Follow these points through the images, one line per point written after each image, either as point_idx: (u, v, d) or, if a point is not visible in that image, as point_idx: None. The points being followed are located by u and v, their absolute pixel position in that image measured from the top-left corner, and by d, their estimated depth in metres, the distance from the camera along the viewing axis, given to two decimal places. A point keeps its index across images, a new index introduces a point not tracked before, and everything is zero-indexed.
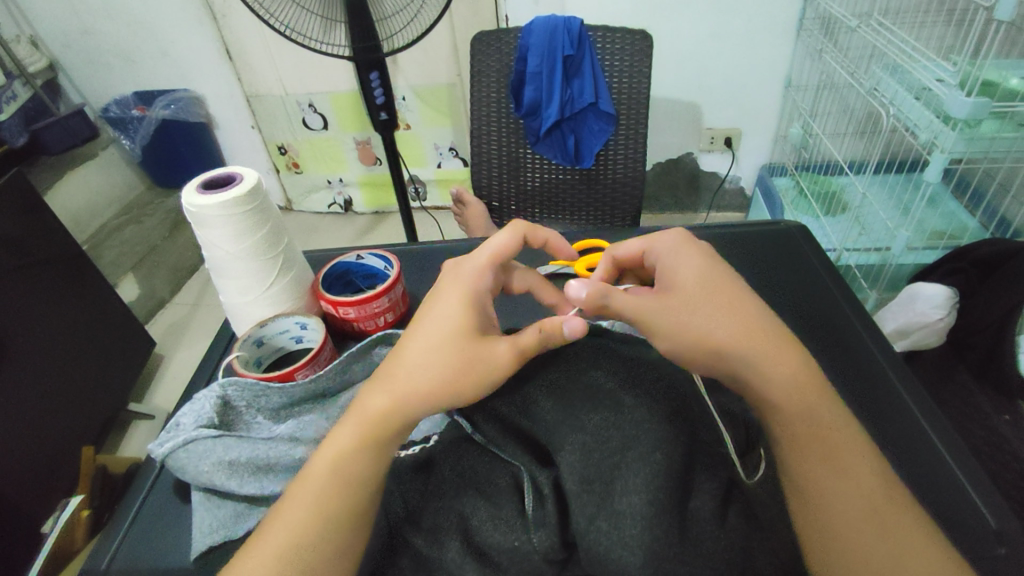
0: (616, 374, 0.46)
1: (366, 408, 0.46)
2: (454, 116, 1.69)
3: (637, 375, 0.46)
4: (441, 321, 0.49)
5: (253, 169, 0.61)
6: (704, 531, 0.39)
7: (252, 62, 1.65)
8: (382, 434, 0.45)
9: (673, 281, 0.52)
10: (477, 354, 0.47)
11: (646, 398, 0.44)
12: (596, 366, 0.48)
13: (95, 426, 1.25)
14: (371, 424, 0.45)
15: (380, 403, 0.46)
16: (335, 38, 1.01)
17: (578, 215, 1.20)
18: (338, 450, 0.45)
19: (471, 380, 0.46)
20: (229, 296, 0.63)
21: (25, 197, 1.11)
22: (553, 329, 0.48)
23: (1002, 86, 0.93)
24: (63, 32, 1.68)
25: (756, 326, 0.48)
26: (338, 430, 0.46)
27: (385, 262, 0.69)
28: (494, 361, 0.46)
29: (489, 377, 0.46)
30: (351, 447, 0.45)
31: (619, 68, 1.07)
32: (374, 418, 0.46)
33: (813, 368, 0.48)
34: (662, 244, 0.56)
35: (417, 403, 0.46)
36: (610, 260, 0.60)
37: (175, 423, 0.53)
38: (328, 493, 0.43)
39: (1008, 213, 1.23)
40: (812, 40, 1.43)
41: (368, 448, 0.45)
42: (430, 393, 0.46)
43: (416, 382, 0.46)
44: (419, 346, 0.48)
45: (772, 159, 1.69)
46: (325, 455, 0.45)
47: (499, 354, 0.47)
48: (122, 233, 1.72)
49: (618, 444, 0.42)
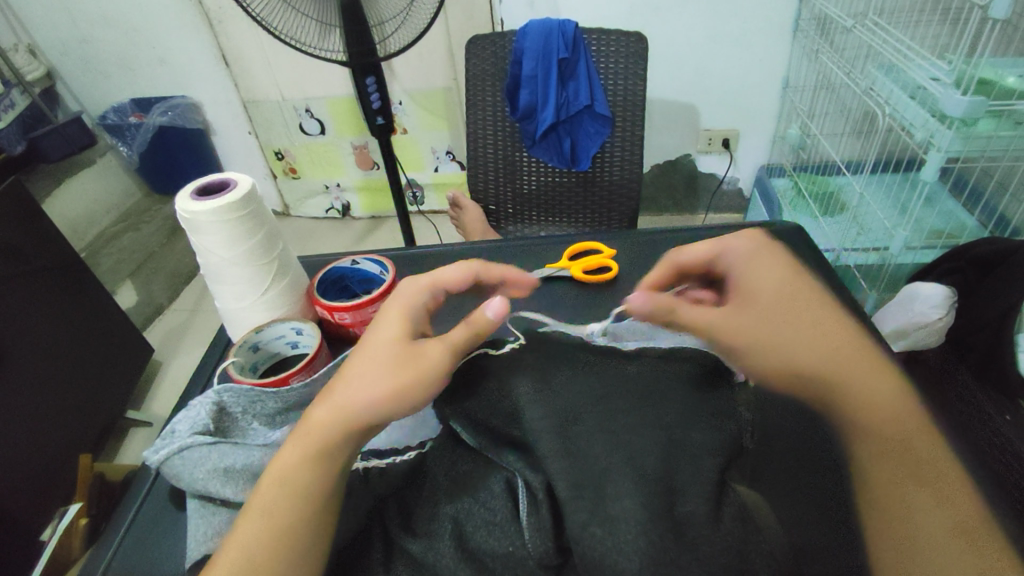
0: (600, 380, 0.49)
1: (311, 424, 0.46)
2: (451, 120, 1.69)
3: (631, 385, 0.48)
4: (378, 332, 0.50)
5: (247, 175, 0.61)
6: (700, 534, 0.39)
7: (249, 68, 1.65)
8: (327, 444, 0.45)
9: (749, 286, 0.54)
10: (417, 356, 0.48)
11: (632, 403, 0.46)
12: (582, 372, 0.50)
13: (93, 433, 1.25)
14: (315, 439, 0.45)
15: (323, 417, 0.46)
16: (330, 44, 1.00)
17: (575, 218, 1.20)
18: (283, 470, 0.45)
19: (414, 379, 0.47)
20: (224, 302, 0.63)
21: (23, 204, 1.11)
22: (481, 318, 0.51)
23: (998, 85, 0.93)
24: (60, 41, 1.68)
25: (829, 330, 0.50)
26: (283, 451, 0.46)
27: (380, 267, 0.69)
28: (432, 361, 0.48)
29: (429, 375, 0.48)
30: (295, 465, 0.44)
31: (614, 70, 1.07)
32: (317, 429, 0.46)
33: (870, 387, 0.46)
34: (736, 249, 0.58)
35: (360, 408, 0.46)
36: (672, 266, 0.62)
37: (170, 430, 0.53)
38: (275, 512, 0.43)
39: (1007, 211, 1.22)
40: (808, 41, 1.43)
41: (314, 457, 0.45)
42: (374, 401, 0.46)
43: (357, 388, 0.47)
44: (363, 359, 0.49)
45: (770, 160, 1.69)
46: (272, 474, 0.45)
47: (437, 354, 0.49)
48: (121, 240, 1.74)
49: (603, 447, 0.43)
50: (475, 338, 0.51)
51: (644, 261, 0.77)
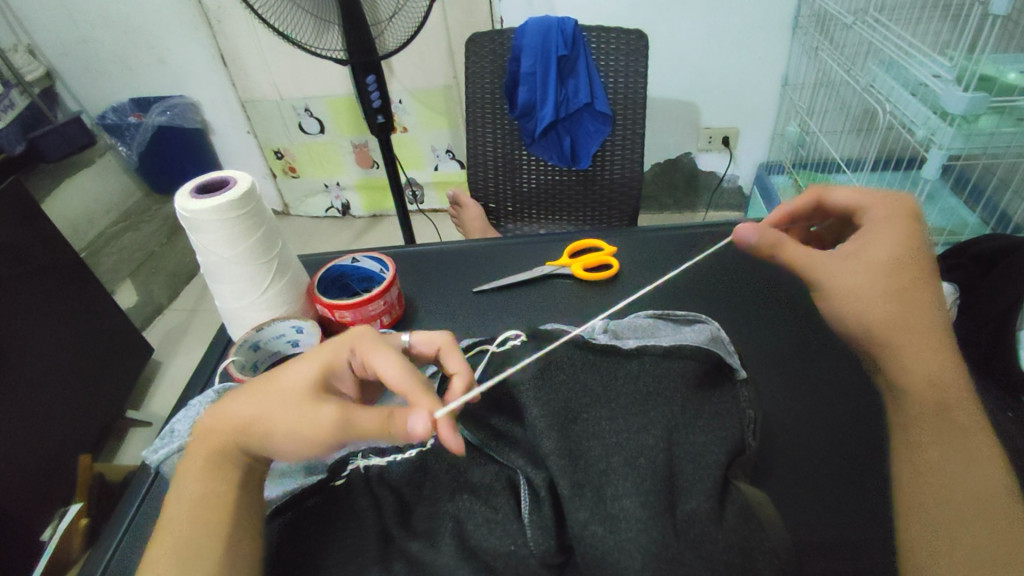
0: (596, 379, 0.49)
1: (206, 431, 0.47)
2: (451, 118, 1.69)
3: (622, 388, 0.48)
4: (292, 373, 0.48)
5: (246, 173, 0.61)
6: (702, 532, 0.39)
7: (248, 67, 1.65)
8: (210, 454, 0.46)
9: (865, 245, 0.56)
10: (307, 414, 0.46)
11: (631, 406, 0.46)
12: (574, 377, 0.49)
13: (94, 433, 1.25)
14: (207, 450, 0.46)
15: (215, 431, 0.47)
16: (329, 42, 1.00)
17: (574, 215, 1.19)
18: (183, 472, 0.46)
19: (292, 434, 0.46)
20: (224, 300, 0.63)
21: (24, 204, 1.11)
22: (399, 424, 0.45)
23: (1000, 81, 0.92)
24: (59, 41, 1.68)
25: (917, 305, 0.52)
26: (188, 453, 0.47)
27: (380, 265, 0.69)
28: (317, 422, 0.46)
29: (310, 437, 0.46)
30: (188, 469, 0.46)
31: (614, 68, 1.07)
32: (207, 440, 0.47)
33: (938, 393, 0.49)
34: (879, 208, 0.58)
35: (246, 432, 0.46)
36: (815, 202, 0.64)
37: (171, 429, 0.52)
38: (168, 513, 0.45)
39: (1009, 208, 1.23)
40: (808, 38, 1.42)
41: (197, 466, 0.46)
42: (255, 434, 0.46)
43: (248, 414, 0.47)
44: (268, 384, 0.48)
45: (769, 158, 1.69)
46: (177, 475, 0.47)
47: (323, 420, 0.45)
48: (121, 240, 1.71)
49: (598, 450, 0.44)
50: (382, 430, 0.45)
51: (645, 257, 0.77)
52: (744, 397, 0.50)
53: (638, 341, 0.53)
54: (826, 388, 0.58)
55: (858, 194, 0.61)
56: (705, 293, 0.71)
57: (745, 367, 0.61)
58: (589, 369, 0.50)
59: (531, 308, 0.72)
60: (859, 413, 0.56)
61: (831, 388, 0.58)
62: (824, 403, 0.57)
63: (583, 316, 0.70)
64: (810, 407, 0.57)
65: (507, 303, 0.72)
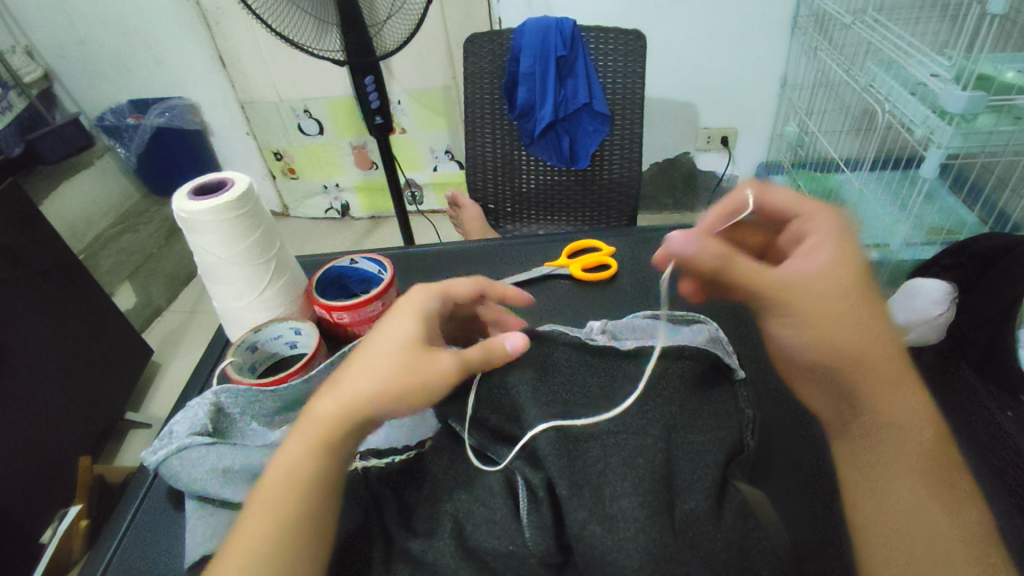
0: (591, 382, 0.50)
1: (320, 415, 0.44)
2: (449, 119, 1.69)
3: (611, 390, 0.49)
4: (393, 334, 0.47)
5: (243, 173, 0.60)
6: (701, 531, 0.39)
7: (247, 69, 1.65)
8: (329, 442, 0.43)
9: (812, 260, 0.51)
10: (423, 359, 0.46)
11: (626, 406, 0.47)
12: (573, 377, 0.50)
13: (94, 434, 1.25)
14: (324, 433, 0.43)
15: (331, 411, 0.44)
16: (328, 44, 1.00)
17: (572, 215, 1.20)
18: (288, 459, 0.43)
19: (419, 385, 0.45)
20: (223, 301, 0.62)
21: (23, 207, 1.11)
22: (498, 345, 0.49)
23: (997, 80, 0.93)
24: (57, 42, 1.68)
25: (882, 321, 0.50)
26: (288, 442, 0.44)
27: (378, 266, 0.69)
28: (440, 373, 0.46)
29: (433, 386, 0.45)
30: (298, 457, 0.43)
31: (613, 69, 1.07)
32: (326, 426, 0.44)
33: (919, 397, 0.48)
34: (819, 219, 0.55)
35: (371, 406, 0.44)
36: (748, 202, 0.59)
37: (169, 430, 0.53)
38: (277, 505, 0.42)
39: (1008, 206, 1.25)
40: (806, 38, 1.42)
41: (314, 456, 0.43)
42: (378, 400, 0.44)
43: (368, 385, 0.44)
44: (369, 348, 0.47)
45: (768, 158, 1.70)
46: (278, 463, 0.43)
47: (444, 360, 0.46)
48: (120, 242, 1.71)
49: (597, 450, 0.44)
50: (484, 357, 0.49)
51: (644, 258, 0.77)
52: (743, 397, 0.50)
53: (637, 342, 0.53)
54: None
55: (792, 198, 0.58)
56: None
57: (744, 367, 0.61)
58: (586, 370, 0.51)
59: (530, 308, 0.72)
60: None
61: None
62: None
63: (581, 317, 0.70)
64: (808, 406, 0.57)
65: None
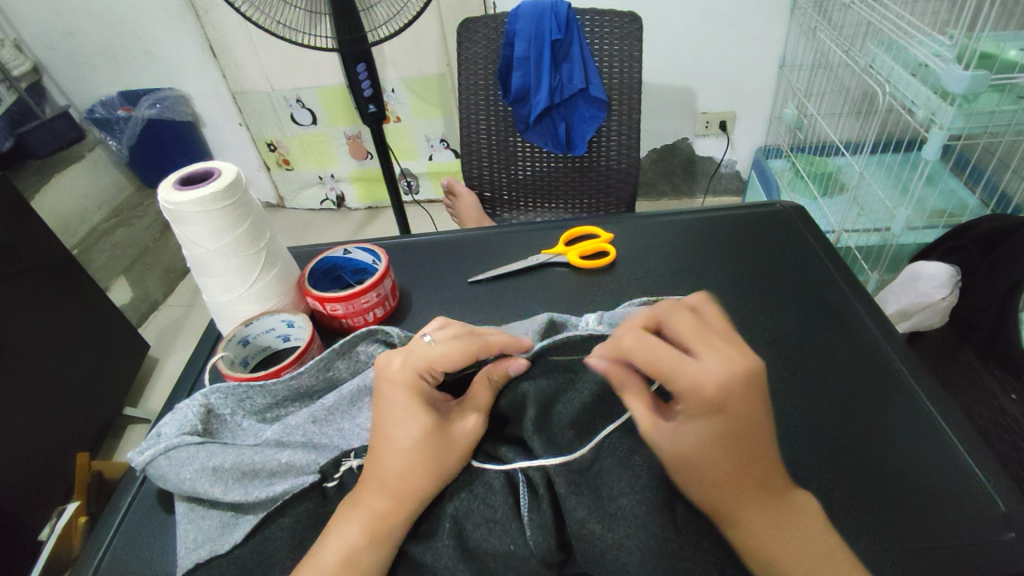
0: (592, 388, 0.46)
1: (372, 509, 0.43)
2: (444, 106, 1.66)
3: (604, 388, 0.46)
4: (409, 422, 0.44)
5: (230, 163, 0.58)
6: (704, 525, 0.41)
7: (238, 58, 1.63)
8: (387, 528, 0.42)
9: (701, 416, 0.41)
10: (452, 440, 0.44)
11: (615, 409, 0.45)
12: (582, 384, 0.47)
13: (94, 428, 1.25)
14: (383, 519, 0.43)
15: (385, 505, 0.43)
16: (320, 31, 0.97)
17: (570, 203, 1.19)
18: (347, 546, 0.42)
19: (457, 462, 0.44)
20: (213, 295, 0.61)
21: (10, 204, 1.09)
22: (501, 376, 0.48)
23: (1000, 58, 0.90)
24: (45, 34, 1.65)
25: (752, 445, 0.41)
26: (339, 528, 0.43)
27: (372, 257, 0.67)
28: (467, 439, 0.45)
29: (467, 453, 0.45)
30: (360, 543, 0.42)
31: (609, 52, 1.04)
32: (381, 514, 0.43)
33: None
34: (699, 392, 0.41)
35: (420, 490, 0.43)
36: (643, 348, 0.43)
37: (157, 431, 0.51)
38: None
39: (1008, 188, 1.22)
40: (806, 18, 1.40)
41: (378, 543, 0.42)
42: (423, 484, 0.43)
43: (413, 475, 0.43)
44: (392, 441, 0.44)
45: (767, 141, 1.68)
46: (334, 551, 0.42)
47: (470, 431, 0.45)
48: (114, 236, 1.68)
49: (589, 448, 0.43)
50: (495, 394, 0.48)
51: (645, 246, 0.76)
52: None
53: None
54: (826, 375, 0.58)
55: (679, 357, 0.42)
56: (703, 280, 0.70)
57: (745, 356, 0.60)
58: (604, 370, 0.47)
59: (528, 297, 0.70)
60: (858, 401, 0.55)
61: (831, 373, 0.58)
62: (831, 396, 0.56)
63: (578, 306, 0.68)
64: (809, 390, 0.57)
65: (504, 293, 0.71)
